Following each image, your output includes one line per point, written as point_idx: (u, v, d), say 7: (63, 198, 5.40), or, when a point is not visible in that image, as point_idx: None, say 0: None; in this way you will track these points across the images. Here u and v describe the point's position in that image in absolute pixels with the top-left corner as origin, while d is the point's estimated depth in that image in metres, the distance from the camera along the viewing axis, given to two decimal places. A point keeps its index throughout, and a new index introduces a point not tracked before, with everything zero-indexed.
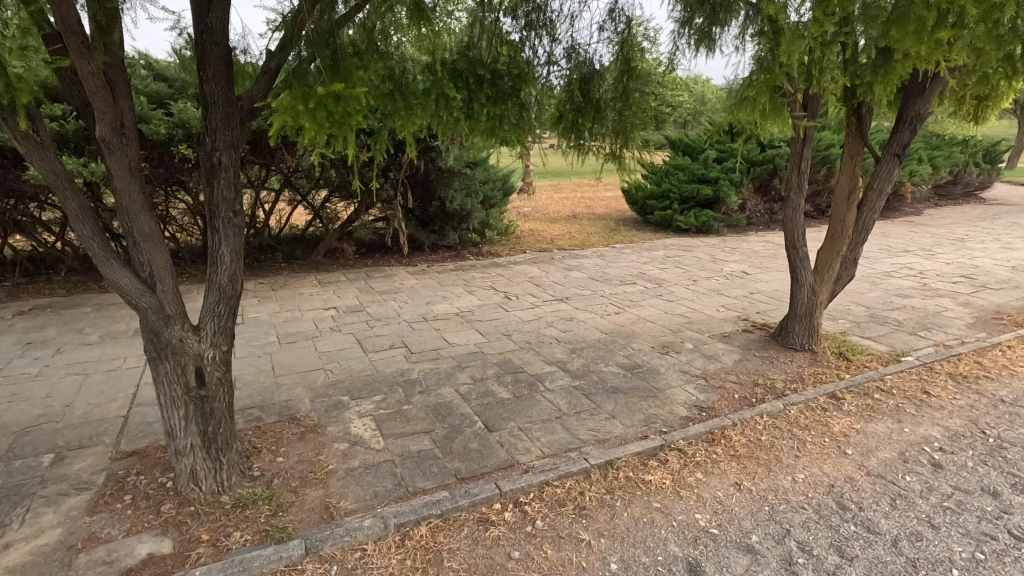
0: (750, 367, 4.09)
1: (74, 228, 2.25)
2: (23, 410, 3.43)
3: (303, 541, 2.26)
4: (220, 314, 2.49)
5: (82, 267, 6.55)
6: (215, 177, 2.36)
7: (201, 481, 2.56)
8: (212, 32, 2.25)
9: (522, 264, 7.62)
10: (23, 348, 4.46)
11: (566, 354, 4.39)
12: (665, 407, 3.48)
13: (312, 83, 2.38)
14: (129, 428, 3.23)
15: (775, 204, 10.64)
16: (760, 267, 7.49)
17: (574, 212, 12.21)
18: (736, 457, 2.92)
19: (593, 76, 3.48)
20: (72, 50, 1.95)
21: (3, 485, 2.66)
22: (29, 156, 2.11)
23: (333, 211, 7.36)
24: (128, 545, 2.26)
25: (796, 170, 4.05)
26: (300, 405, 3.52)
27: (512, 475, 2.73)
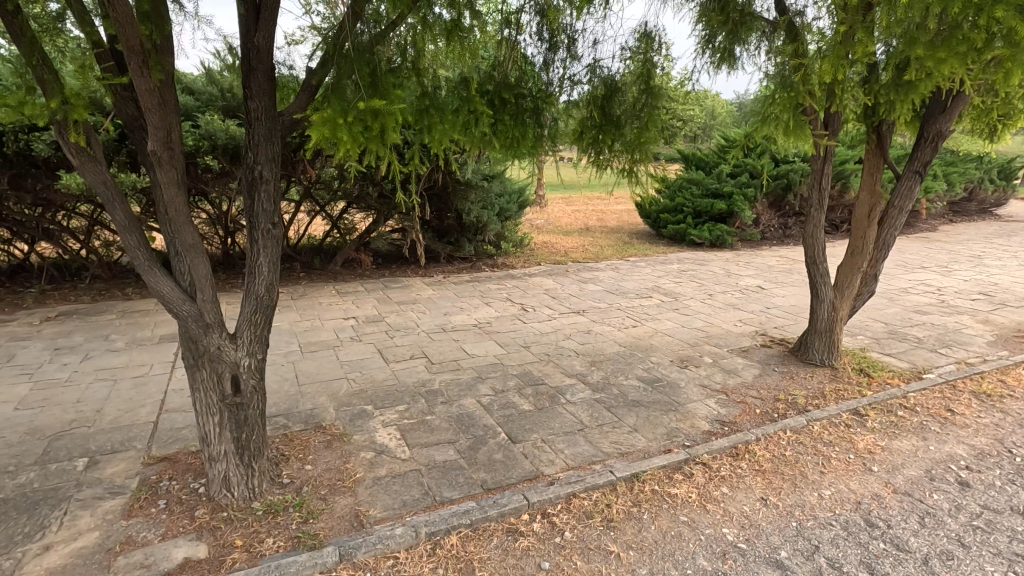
0: (771, 382, 4.09)
1: (120, 237, 2.32)
2: (55, 415, 3.50)
3: (336, 549, 2.29)
4: (257, 323, 2.55)
5: (106, 275, 6.67)
6: (256, 189, 2.42)
7: (234, 487, 2.60)
8: (259, 49, 2.33)
9: (537, 276, 7.67)
10: (52, 354, 4.55)
11: (586, 367, 4.42)
12: (686, 421, 3.49)
13: (350, 98, 2.45)
14: (159, 433, 3.28)
15: (789, 219, 10.65)
16: (776, 282, 7.49)
17: (586, 224, 12.29)
18: (761, 471, 2.93)
19: (614, 93, 3.50)
20: (132, 69, 2.03)
21: (39, 488, 2.72)
22: (82, 169, 2.20)
23: (350, 222, 7.47)
24: (165, 549, 2.30)
25: (816, 187, 4.07)
26: (325, 413, 3.57)
27: (538, 486, 2.75)
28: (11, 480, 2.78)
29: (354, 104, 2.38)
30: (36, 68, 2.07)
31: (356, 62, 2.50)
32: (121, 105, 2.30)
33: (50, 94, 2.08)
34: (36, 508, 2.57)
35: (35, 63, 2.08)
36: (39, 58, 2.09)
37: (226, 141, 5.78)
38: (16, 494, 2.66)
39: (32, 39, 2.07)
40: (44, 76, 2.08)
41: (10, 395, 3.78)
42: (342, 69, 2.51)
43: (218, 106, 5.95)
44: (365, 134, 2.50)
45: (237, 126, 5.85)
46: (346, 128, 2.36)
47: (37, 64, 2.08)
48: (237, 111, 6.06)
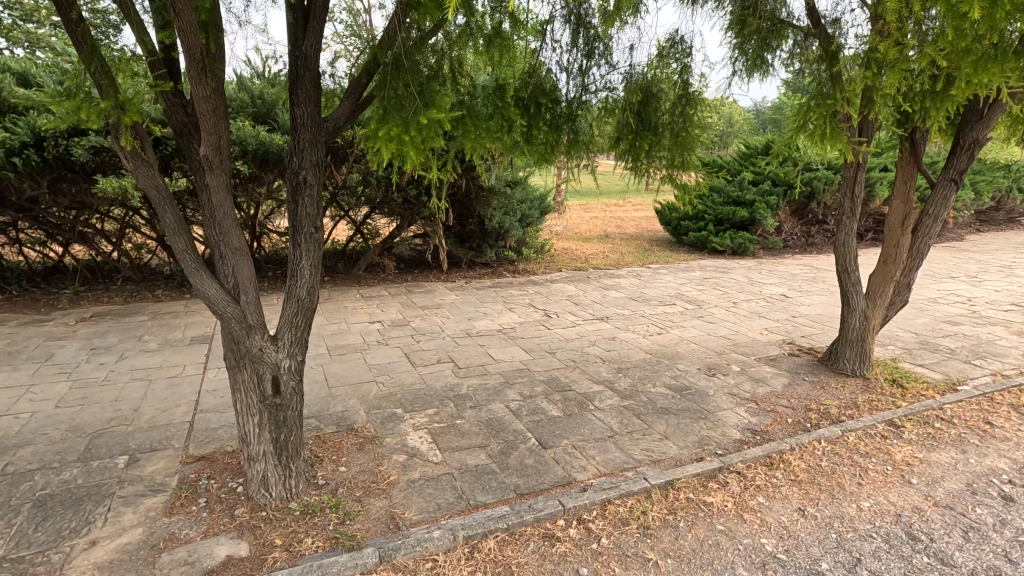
0: (802, 392, 4.04)
1: (169, 240, 2.38)
2: (94, 414, 3.57)
3: (376, 550, 2.31)
4: (297, 325, 2.58)
5: (137, 276, 6.84)
6: (300, 194, 2.47)
7: (271, 487, 2.63)
8: (307, 58, 2.38)
9: (559, 282, 7.67)
10: (89, 353, 4.66)
11: (613, 374, 4.41)
12: (717, 429, 3.47)
13: (408, 109, 2.64)
14: (195, 433, 3.34)
15: (812, 227, 10.54)
16: (801, 290, 7.41)
17: (605, 231, 12.27)
18: (797, 481, 2.89)
19: (650, 98, 3.45)
20: (191, 76, 2.10)
21: (83, 484, 2.78)
22: (135, 173, 2.26)
23: (374, 227, 7.54)
24: (207, 547, 2.33)
25: (849, 195, 4.03)
26: (356, 416, 3.60)
27: (572, 492, 2.75)
28: (57, 476, 2.84)
29: (413, 117, 2.58)
30: (96, 75, 2.13)
31: (410, 73, 2.59)
32: (171, 112, 2.36)
33: (106, 100, 2.14)
34: (82, 504, 2.62)
35: (94, 70, 2.15)
36: (100, 64, 2.16)
37: (256, 146, 5.87)
38: (61, 490, 2.73)
39: (95, 48, 2.15)
40: (102, 81, 2.15)
41: (51, 393, 3.87)
42: (391, 78, 2.63)
43: (249, 113, 6.06)
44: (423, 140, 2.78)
45: (266, 132, 5.94)
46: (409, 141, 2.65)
47: (96, 70, 2.14)
48: (267, 117, 6.15)
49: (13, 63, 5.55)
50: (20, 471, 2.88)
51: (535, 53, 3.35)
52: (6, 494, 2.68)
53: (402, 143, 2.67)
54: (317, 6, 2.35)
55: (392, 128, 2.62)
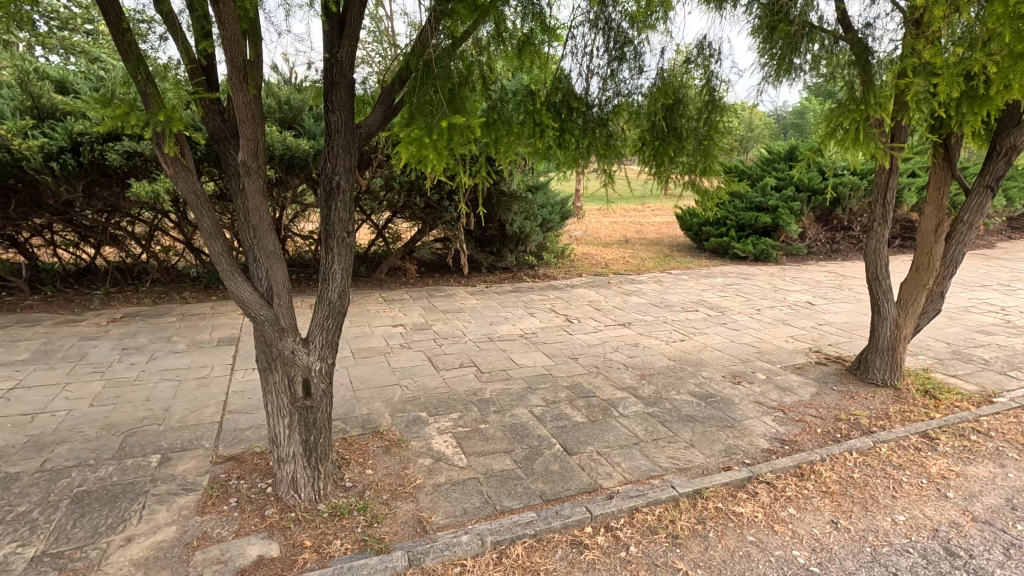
0: (830, 402, 3.97)
1: (206, 243, 2.43)
2: (127, 412, 3.66)
3: (405, 553, 2.32)
4: (329, 328, 2.61)
5: (165, 278, 7.02)
6: (333, 199, 2.51)
7: (301, 488, 2.66)
8: (341, 64, 2.42)
9: (579, 287, 7.65)
10: (120, 353, 4.77)
11: (636, 380, 4.38)
12: (744, 438, 3.42)
13: (434, 114, 2.63)
14: (224, 434, 3.39)
15: (837, 233, 10.37)
16: (827, 298, 7.28)
17: (625, 236, 12.22)
18: (829, 493, 2.84)
19: (679, 103, 3.42)
20: (234, 84, 2.15)
21: (118, 482, 2.84)
22: (175, 178, 2.31)
23: (395, 231, 7.61)
24: (239, 546, 2.37)
25: (881, 201, 3.95)
26: (381, 419, 3.62)
27: (599, 499, 2.73)
28: (93, 473, 2.91)
29: (438, 121, 2.57)
30: (142, 84, 2.19)
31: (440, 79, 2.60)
32: (209, 118, 2.41)
33: (152, 107, 2.19)
34: (117, 501, 2.68)
35: (140, 79, 2.20)
36: (146, 74, 2.22)
37: (283, 151, 5.96)
38: (98, 486, 2.79)
39: (140, 58, 2.21)
40: (149, 89, 2.20)
41: (85, 391, 3.97)
42: (420, 84, 2.63)
43: (275, 119, 6.14)
44: (449, 145, 2.75)
45: (292, 138, 6.02)
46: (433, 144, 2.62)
47: (142, 79, 2.20)
48: (293, 123, 6.24)
49: (51, 70, 5.72)
50: (58, 468, 2.96)
51: (561, 60, 3.33)
52: (45, 490, 2.75)
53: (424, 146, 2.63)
54: (352, 14, 2.39)
55: (419, 132, 2.60)
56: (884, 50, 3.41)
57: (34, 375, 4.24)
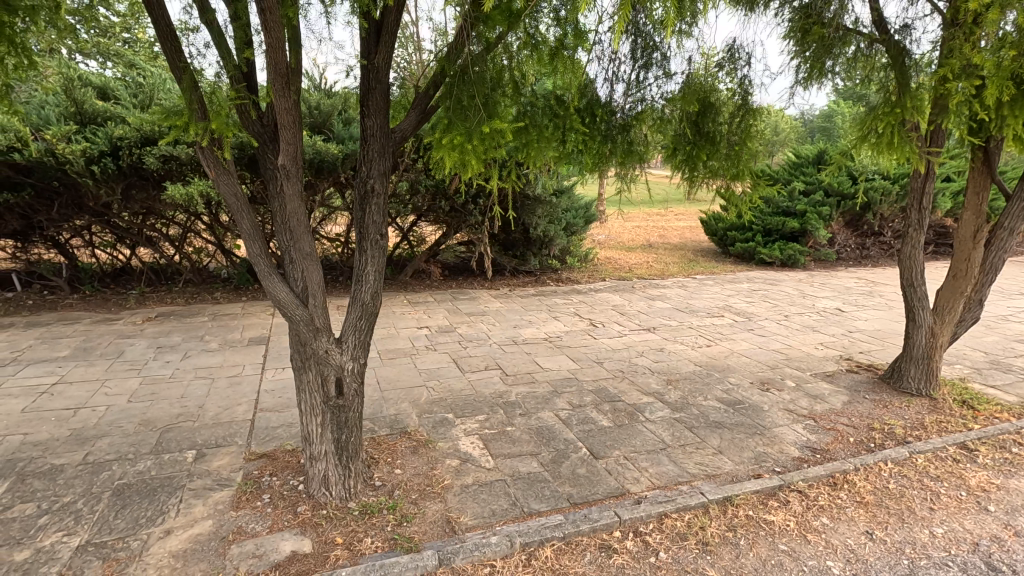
0: (863, 410, 3.88)
1: (245, 244, 2.49)
2: (163, 409, 3.76)
3: (435, 552, 2.34)
4: (361, 329, 2.65)
5: (197, 279, 7.21)
6: (368, 202, 2.56)
7: (332, 486, 2.70)
8: (377, 70, 2.47)
9: (603, 292, 7.63)
10: (155, 352, 4.90)
11: (662, 386, 4.34)
12: (775, 446, 3.37)
13: (472, 119, 2.66)
14: (256, 432, 3.46)
15: (868, 239, 10.16)
16: (856, 305, 7.13)
17: (648, 240, 12.14)
18: (863, 504, 2.78)
19: (709, 108, 3.40)
20: (277, 91, 2.22)
21: (156, 476, 2.92)
22: (217, 181, 2.38)
23: (420, 234, 7.68)
24: (273, 542, 2.41)
25: (916, 207, 3.87)
26: (408, 419, 3.66)
27: (627, 504, 2.72)
28: (132, 467, 3.00)
29: (477, 127, 2.59)
30: (193, 95, 2.26)
31: (475, 84, 2.66)
32: (247, 123, 2.45)
33: (202, 116, 2.26)
34: (156, 494, 2.76)
35: (188, 88, 2.27)
36: (196, 85, 2.29)
37: (312, 155, 6.04)
38: (137, 480, 2.88)
39: (189, 69, 2.29)
40: (200, 100, 2.27)
41: (123, 388, 4.09)
42: (458, 91, 2.67)
43: (306, 123, 6.24)
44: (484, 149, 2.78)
45: (322, 142, 6.10)
46: (470, 149, 2.65)
47: (193, 89, 2.27)
48: (323, 127, 6.33)
49: (93, 77, 5.92)
50: (100, 461, 3.06)
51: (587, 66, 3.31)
52: (88, 482, 2.85)
53: (461, 151, 2.67)
54: (390, 20, 2.43)
55: (456, 137, 2.63)
56: (921, 53, 3.41)
57: (76, 371, 4.39)
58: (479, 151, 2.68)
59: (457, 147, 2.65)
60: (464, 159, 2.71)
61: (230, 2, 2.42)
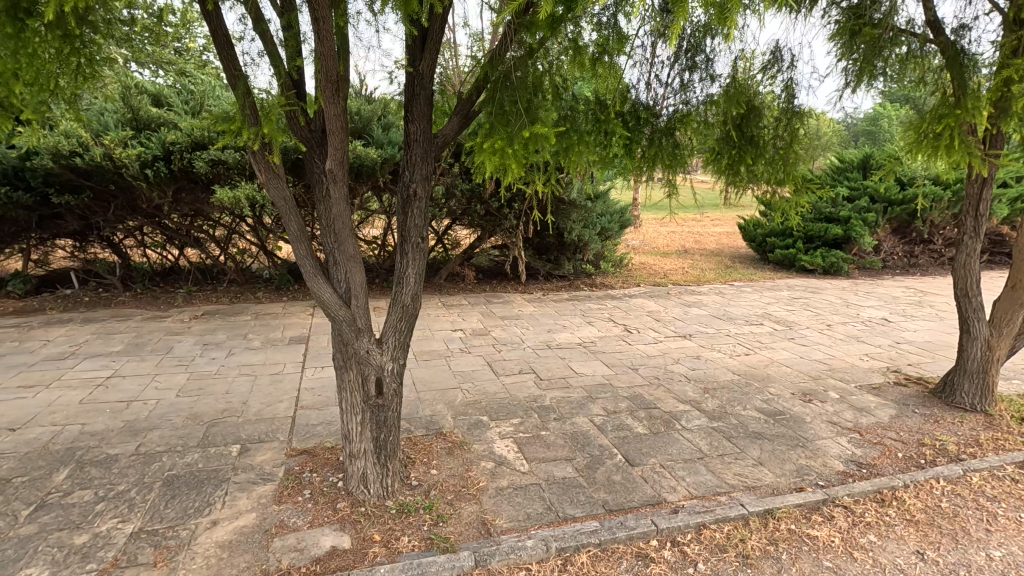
0: (912, 425, 3.73)
1: (292, 246, 2.57)
2: (209, 403, 3.90)
3: (472, 554, 2.36)
4: (401, 330, 2.70)
5: (240, 279, 7.46)
6: (410, 206, 2.61)
7: (370, 484, 2.75)
8: (422, 77, 2.53)
9: (637, 297, 7.56)
10: (202, 348, 5.09)
11: (699, 394, 4.26)
12: (817, 459, 3.27)
13: (514, 123, 2.68)
14: (297, 428, 3.55)
15: (916, 247, 9.78)
16: (904, 315, 6.87)
17: (683, 246, 11.96)
18: (913, 522, 2.67)
19: (753, 112, 3.36)
20: (326, 97, 2.29)
21: (203, 468, 3.03)
22: (267, 185, 2.47)
23: (455, 238, 7.77)
24: (314, 537, 2.47)
25: (972, 213, 3.70)
26: (444, 421, 3.70)
27: (664, 513, 2.68)
28: (181, 459, 3.12)
29: (519, 131, 2.61)
30: (246, 101, 2.34)
31: (519, 89, 2.70)
32: (296, 129, 2.53)
33: (255, 121, 2.35)
34: (203, 486, 2.86)
35: (241, 95, 2.35)
36: (249, 92, 2.38)
37: (352, 160, 6.15)
38: (185, 471, 3.00)
39: (243, 77, 2.38)
40: (252, 106, 2.35)
41: (172, 383, 4.27)
42: (500, 96, 2.70)
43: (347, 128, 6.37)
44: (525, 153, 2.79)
45: (362, 147, 6.22)
46: (512, 153, 2.67)
47: (246, 96, 2.36)
48: (363, 132, 6.45)
49: (148, 85, 6.19)
50: (151, 452, 3.20)
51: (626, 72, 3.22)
52: (141, 471, 2.98)
53: (502, 155, 2.69)
54: (435, 27, 2.48)
55: (499, 140, 2.67)
56: (981, 52, 3.29)
57: (129, 366, 4.60)
58: (521, 155, 2.69)
59: (499, 151, 2.67)
60: (505, 164, 2.73)
61: (282, 13, 2.51)
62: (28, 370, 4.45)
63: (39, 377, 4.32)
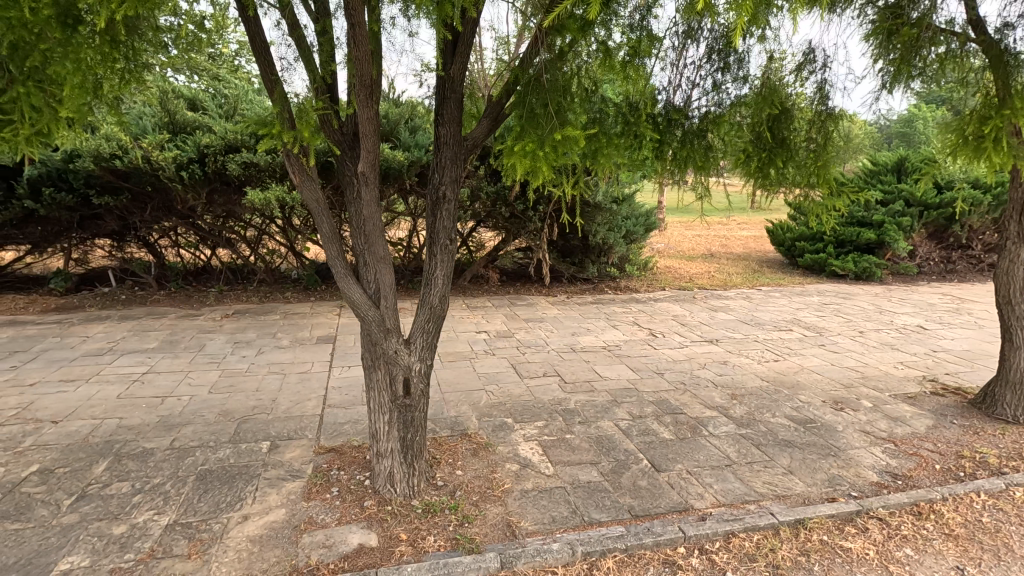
0: (950, 436, 3.61)
1: (324, 247, 2.61)
2: (240, 400, 3.99)
3: (497, 555, 2.36)
4: (429, 331, 2.72)
5: (269, 279, 7.62)
6: (439, 208, 2.64)
7: (397, 483, 2.77)
8: (453, 80, 2.54)
9: (662, 301, 7.48)
10: (232, 346, 5.20)
11: (726, 400, 4.19)
12: (850, 469, 3.18)
13: (544, 125, 2.68)
14: (325, 427, 3.61)
15: (953, 252, 9.48)
16: (941, 322, 6.65)
17: (709, 250, 11.79)
18: (952, 536, 2.59)
19: (784, 113, 3.27)
20: (360, 100, 2.32)
21: (235, 464, 3.10)
22: (301, 187, 2.51)
23: (479, 240, 7.81)
24: (342, 534, 2.51)
25: (1015, 218, 3.57)
26: (468, 422, 3.71)
27: (691, 520, 2.65)
28: (213, 454, 3.20)
29: (549, 133, 2.61)
30: (282, 105, 2.39)
31: (549, 91, 2.69)
32: (329, 132, 2.57)
33: (290, 125, 2.39)
34: (235, 481, 2.93)
35: (278, 99, 2.41)
36: (285, 97, 2.43)
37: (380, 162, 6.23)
38: (218, 466, 3.07)
39: (279, 82, 2.44)
40: (288, 110, 2.40)
41: (204, 379, 4.38)
42: (529, 98, 2.71)
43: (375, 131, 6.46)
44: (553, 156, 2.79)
45: (390, 150, 6.29)
46: (541, 155, 2.68)
47: (282, 100, 2.41)
48: (390, 134, 6.52)
49: (184, 90, 6.37)
50: (185, 446, 3.28)
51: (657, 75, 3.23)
52: (175, 465, 3.06)
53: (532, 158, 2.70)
54: (467, 31, 2.50)
55: (530, 143, 2.66)
56: None
57: (163, 362, 4.73)
58: (550, 158, 2.70)
59: (528, 154, 2.68)
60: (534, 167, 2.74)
61: (317, 20, 2.57)
62: (69, 365, 4.61)
63: (80, 371, 4.47)
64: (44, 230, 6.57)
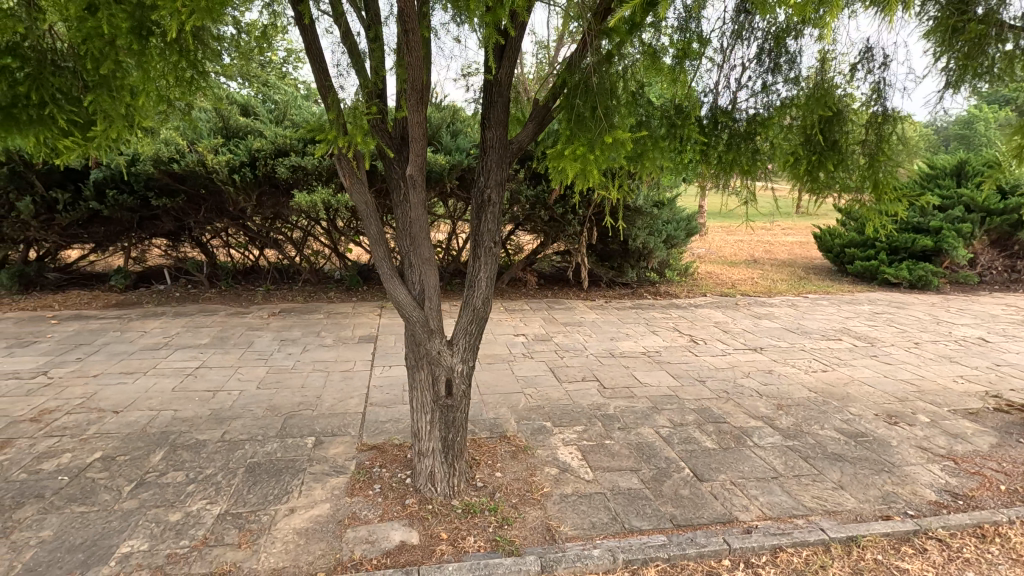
0: (1016, 456, 3.41)
1: (371, 248, 2.67)
2: (287, 396, 4.11)
3: (538, 558, 2.36)
4: (471, 332, 2.75)
5: (313, 279, 7.86)
6: (484, 210, 2.67)
7: (437, 483, 2.80)
8: (500, 84, 2.57)
9: (703, 307, 7.32)
10: (279, 344, 5.37)
11: (772, 410, 4.07)
12: (906, 486, 3.04)
13: (590, 129, 2.68)
14: (367, 424, 3.68)
15: (1018, 262, 8.99)
16: (1005, 335, 6.29)
17: (752, 255, 11.47)
18: (1020, 562, 2.44)
19: (836, 115, 3.14)
20: (411, 105, 2.37)
21: (282, 458, 3.19)
22: (351, 189, 2.58)
23: (518, 243, 7.85)
24: (384, 530, 2.55)
25: None
26: (507, 424, 3.72)
27: (735, 532, 2.58)
28: (261, 447, 3.31)
29: (595, 136, 2.61)
30: (335, 111, 2.46)
31: (596, 94, 2.68)
32: (379, 136, 2.63)
33: (343, 129, 2.46)
34: (282, 474, 3.02)
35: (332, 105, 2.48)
36: (338, 103, 2.50)
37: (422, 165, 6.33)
38: (266, 459, 3.17)
39: (333, 88, 2.51)
40: (341, 115, 2.47)
41: (252, 375, 4.53)
42: (575, 102, 2.71)
43: None
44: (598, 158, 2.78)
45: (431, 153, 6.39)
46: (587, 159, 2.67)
47: (336, 106, 2.48)
48: (432, 138, 6.63)
49: (237, 96, 6.64)
50: (235, 439, 3.40)
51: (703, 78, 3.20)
52: (226, 457, 3.18)
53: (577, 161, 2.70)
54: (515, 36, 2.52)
55: (578, 147, 2.66)
56: None
57: (214, 358, 4.91)
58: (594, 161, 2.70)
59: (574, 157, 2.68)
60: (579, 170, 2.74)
61: (369, 28, 2.64)
62: (128, 358, 4.85)
63: (138, 365, 4.70)
64: (107, 230, 6.94)
